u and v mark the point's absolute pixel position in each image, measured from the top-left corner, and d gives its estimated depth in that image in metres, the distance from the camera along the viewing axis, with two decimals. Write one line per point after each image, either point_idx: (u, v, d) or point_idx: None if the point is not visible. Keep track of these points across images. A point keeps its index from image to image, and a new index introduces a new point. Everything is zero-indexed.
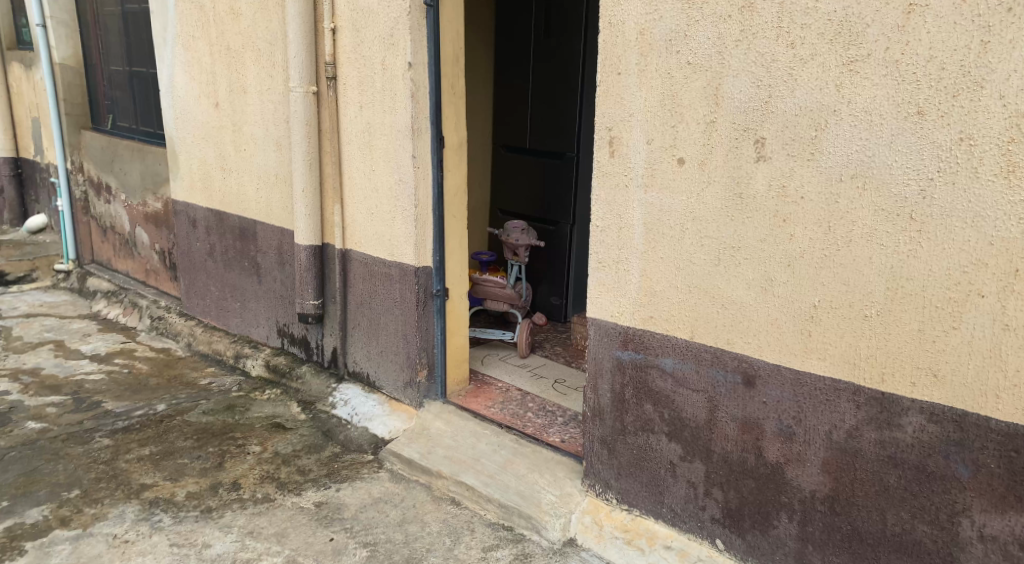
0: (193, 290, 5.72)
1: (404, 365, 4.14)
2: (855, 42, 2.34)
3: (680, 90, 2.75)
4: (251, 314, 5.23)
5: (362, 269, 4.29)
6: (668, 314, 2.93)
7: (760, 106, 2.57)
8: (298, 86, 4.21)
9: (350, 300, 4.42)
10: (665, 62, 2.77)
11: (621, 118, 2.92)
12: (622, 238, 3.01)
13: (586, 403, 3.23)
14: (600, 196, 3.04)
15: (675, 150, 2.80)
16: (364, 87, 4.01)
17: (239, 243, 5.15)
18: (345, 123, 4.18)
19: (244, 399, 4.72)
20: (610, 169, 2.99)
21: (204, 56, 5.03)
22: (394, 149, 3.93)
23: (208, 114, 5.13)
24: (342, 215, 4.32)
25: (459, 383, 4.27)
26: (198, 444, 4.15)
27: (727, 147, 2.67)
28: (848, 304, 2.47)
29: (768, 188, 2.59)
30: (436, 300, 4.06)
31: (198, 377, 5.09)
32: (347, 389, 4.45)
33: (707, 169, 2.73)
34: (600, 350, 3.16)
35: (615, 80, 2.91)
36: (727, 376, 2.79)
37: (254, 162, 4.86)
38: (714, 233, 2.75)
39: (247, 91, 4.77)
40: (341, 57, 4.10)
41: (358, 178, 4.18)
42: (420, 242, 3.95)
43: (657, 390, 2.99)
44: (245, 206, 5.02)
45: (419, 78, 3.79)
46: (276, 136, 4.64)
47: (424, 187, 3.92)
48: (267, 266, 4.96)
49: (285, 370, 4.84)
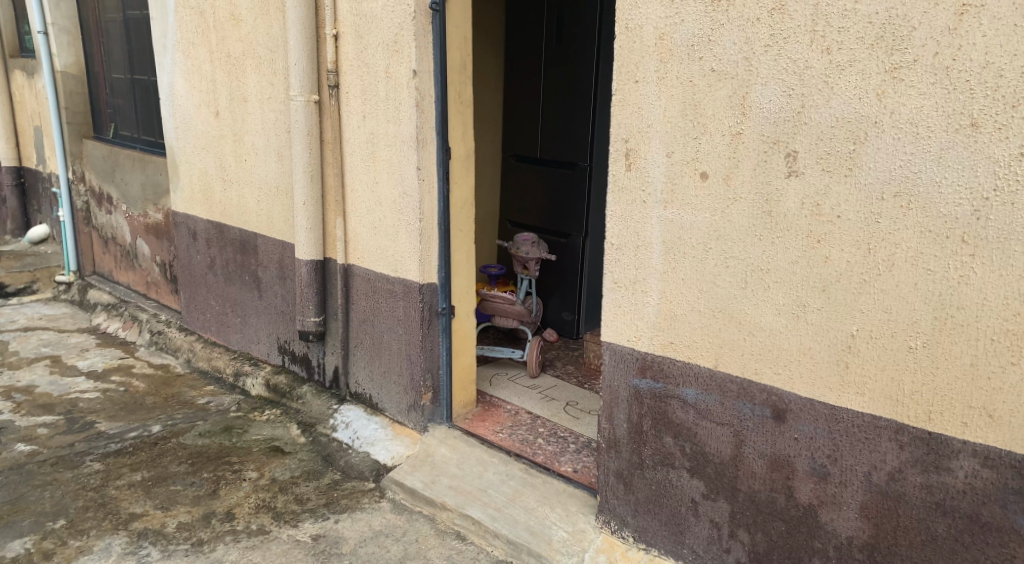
0: (193, 304, 5.54)
1: (408, 387, 3.94)
2: (898, 47, 2.12)
3: (703, 99, 2.54)
4: (251, 330, 5.04)
5: (365, 284, 4.09)
6: (690, 339, 2.72)
7: (792, 117, 2.36)
8: (299, 94, 4.02)
9: (352, 318, 4.23)
10: (687, 69, 2.57)
11: (638, 129, 2.72)
12: (639, 257, 2.80)
13: (601, 434, 3.03)
14: (615, 211, 2.83)
15: (697, 163, 2.59)
16: (368, 96, 3.82)
17: (239, 256, 4.97)
18: (347, 133, 4.00)
19: (243, 420, 4.53)
20: (626, 184, 2.78)
21: (204, 64, 4.87)
22: (398, 160, 3.74)
23: (208, 124, 4.96)
24: (344, 228, 4.13)
25: (466, 405, 4.06)
26: (192, 470, 3.96)
27: (756, 161, 2.46)
28: (890, 334, 2.24)
29: (801, 205, 2.38)
30: (442, 319, 3.85)
31: (196, 395, 4.91)
32: (348, 411, 4.25)
33: (732, 185, 2.52)
34: (615, 377, 2.95)
35: (632, 88, 2.70)
36: (755, 409, 2.58)
37: (254, 172, 4.68)
38: (740, 254, 2.54)
39: (248, 99, 4.60)
40: (343, 64, 3.92)
41: (360, 191, 3.99)
42: (425, 258, 3.75)
43: (678, 421, 2.79)
44: (245, 218, 4.84)
45: (424, 86, 3.60)
46: (277, 146, 4.46)
47: (430, 200, 3.72)
48: (267, 281, 4.78)
49: (285, 389, 4.64)
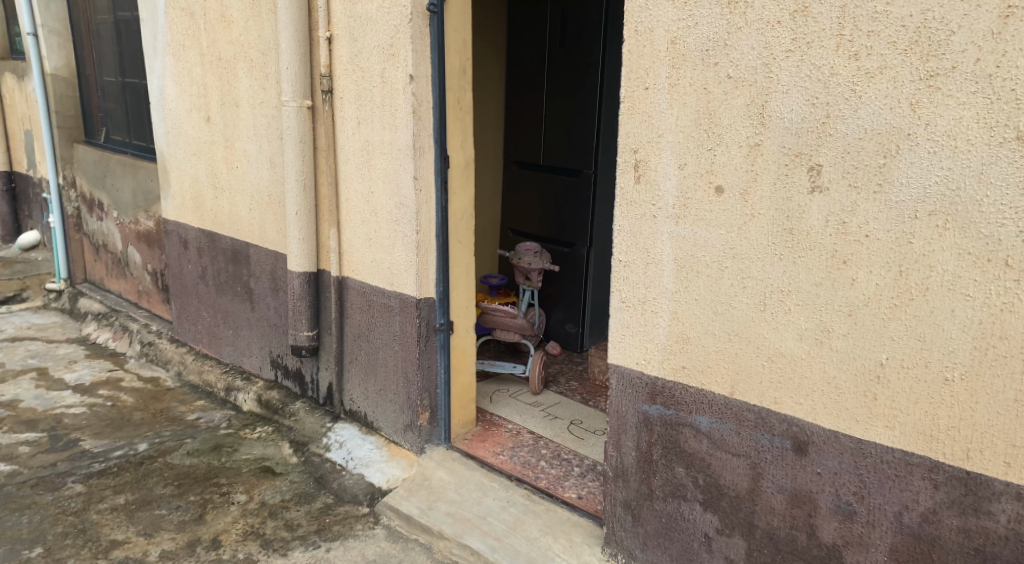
0: (184, 315, 5.37)
1: (404, 406, 3.76)
2: (936, 53, 1.95)
3: (719, 107, 2.38)
4: (243, 343, 4.87)
5: (360, 298, 3.92)
6: (704, 364, 2.55)
7: (816, 128, 2.18)
8: (291, 100, 3.86)
9: (346, 333, 4.05)
10: (701, 75, 2.40)
11: (648, 138, 2.55)
12: (649, 275, 2.64)
13: (608, 462, 2.87)
14: (624, 227, 2.67)
15: (712, 176, 2.43)
16: (362, 102, 3.65)
17: (231, 267, 4.80)
18: (341, 140, 3.82)
19: (233, 438, 4.36)
20: (635, 198, 2.62)
21: (195, 67, 4.70)
22: (394, 169, 3.56)
23: (199, 129, 4.79)
24: (338, 239, 3.95)
25: (465, 424, 3.88)
26: (178, 492, 3.80)
27: (776, 175, 2.28)
28: (923, 363, 2.07)
29: (825, 223, 2.20)
30: (440, 336, 3.68)
31: (185, 411, 4.73)
32: (342, 429, 4.08)
33: (750, 200, 2.35)
34: (624, 402, 2.79)
35: (642, 96, 2.54)
36: (775, 441, 2.41)
37: (246, 180, 4.50)
38: (758, 274, 2.37)
39: (239, 104, 4.42)
40: (337, 69, 3.75)
41: (355, 201, 3.81)
42: (421, 272, 3.57)
43: (690, 451, 2.63)
44: (237, 227, 4.67)
45: (422, 92, 3.43)
46: (269, 153, 4.29)
47: (427, 211, 3.54)
48: (260, 293, 4.61)
49: (278, 405, 4.47)
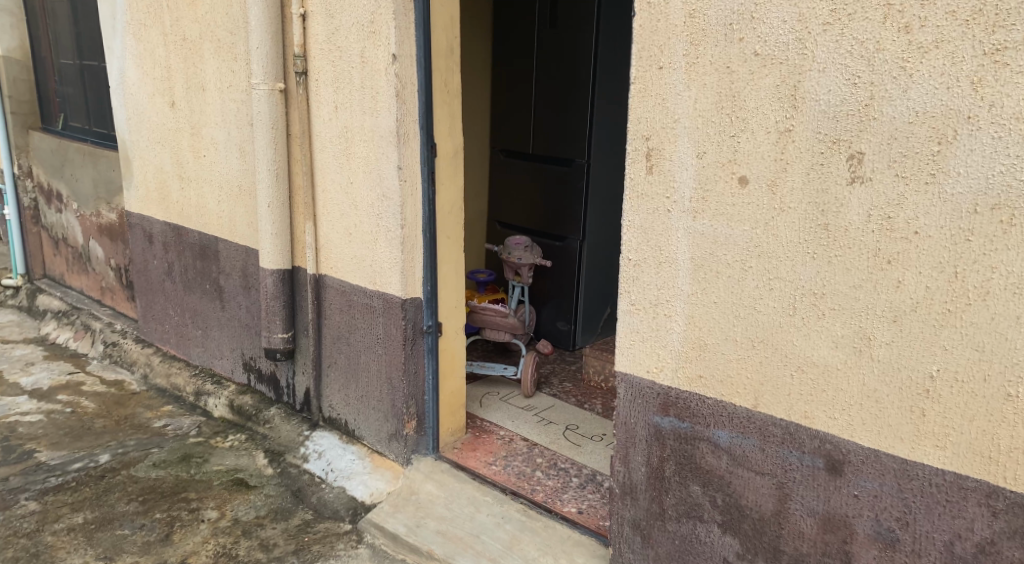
0: (150, 313, 5.03)
1: (388, 415, 3.50)
2: (1002, 23, 1.71)
3: (744, 89, 2.13)
4: (214, 344, 4.56)
5: (339, 297, 3.63)
6: (723, 373, 2.31)
7: (858, 111, 1.94)
8: (262, 82, 3.56)
9: (324, 335, 3.77)
10: (722, 52, 2.16)
11: (662, 124, 2.31)
12: (662, 275, 2.40)
13: (615, 478, 2.63)
14: (634, 222, 2.44)
15: (735, 166, 2.19)
16: (340, 84, 3.36)
17: (199, 263, 4.49)
18: (317, 127, 3.53)
19: (203, 447, 4.06)
20: (648, 190, 2.38)
21: (157, 48, 4.36)
22: (376, 158, 3.28)
23: (162, 114, 4.46)
24: (314, 234, 3.66)
25: (453, 432, 3.63)
26: (143, 509, 3.51)
27: (810, 165, 2.04)
28: (981, 377, 1.85)
29: (867, 219, 1.97)
30: (428, 339, 3.42)
31: (152, 417, 4.42)
32: (321, 438, 3.80)
33: (778, 192, 2.12)
34: (633, 413, 2.55)
35: (656, 76, 2.30)
36: (805, 459, 2.18)
37: (215, 170, 4.19)
38: (787, 275, 2.14)
39: (206, 88, 4.10)
40: (312, 48, 3.45)
41: (333, 192, 3.52)
42: (407, 270, 3.30)
43: (708, 468, 2.39)
44: (205, 220, 4.36)
45: (406, 73, 3.14)
46: (238, 140, 3.97)
47: (413, 204, 3.26)
48: (230, 291, 4.31)
49: (251, 412, 4.18)
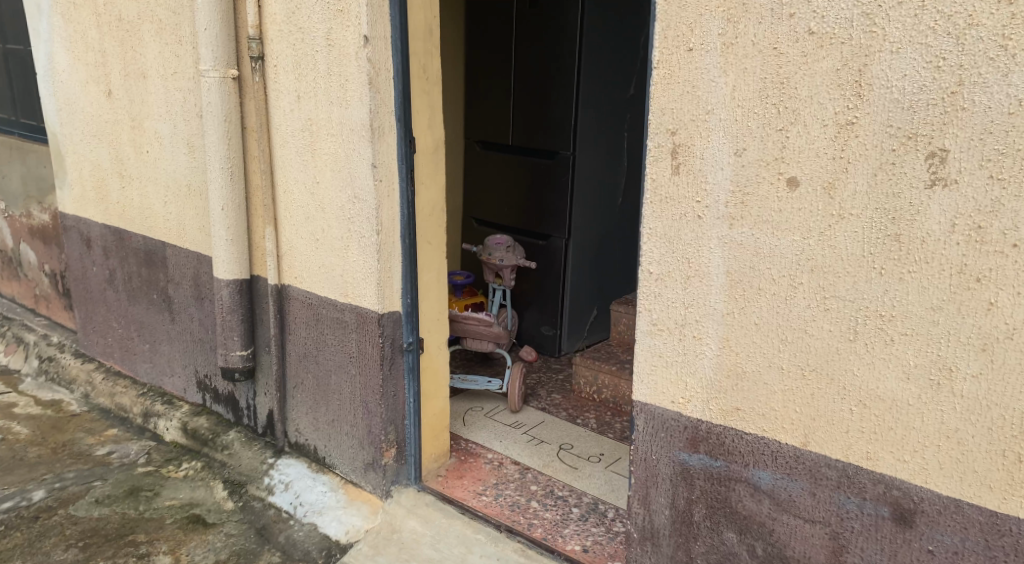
0: (90, 325, 4.54)
1: (364, 442, 3.13)
2: None
3: (795, 73, 1.81)
4: (163, 359, 4.11)
5: (305, 310, 3.24)
6: (766, 406, 2.00)
7: (941, 100, 1.63)
8: (212, 68, 3.14)
9: (289, 352, 3.38)
10: (768, 30, 1.83)
11: (693, 115, 1.98)
12: (691, 292, 2.07)
13: (633, 522, 2.31)
14: (656, 229, 2.11)
15: (782, 165, 1.87)
16: (303, 70, 2.95)
17: (145, 270, 4.03)
18: (277, 119, 3.11)
19: (153, 478, 3.63)
20: (673, 193, 2.06)
21: (89, 30, 3.87)
22: (346, 155, 2.88)
23: (97, 104, 3.97)
24: (276, 240, 3.25)
25: (437, 457, 3.27)
26: (83, 558, 3.08)
27: (879, 166, 1.73)
28: None
29: (950, 228, 1.66)
30: (408, 357, 3.04)
31: (94, 444, 3.96)
32: (287, 467, 3.41)
33: (837, 197, 1.80)
34: (654, 448, 2.22)
35: (686, 61, 1.97)
36: (865, 507, 1.87)
37: (160, 167, 3.73)
38: (847, 294, 1.82)
39: (147, 75, 3.63)
40: (269, 29, 3.03)
41: (296, 193, 3.12)
42: (384, 282, 2.92)
43: (745, 513, 2.08)
44: (150, 223, 3.90)
45: (380, 58, 2.74)
46: (185, 134, 3.52)
47: (390, 206, 2.88)
48: (180, 302, 3.87)
49: (207, 436, 3.76)
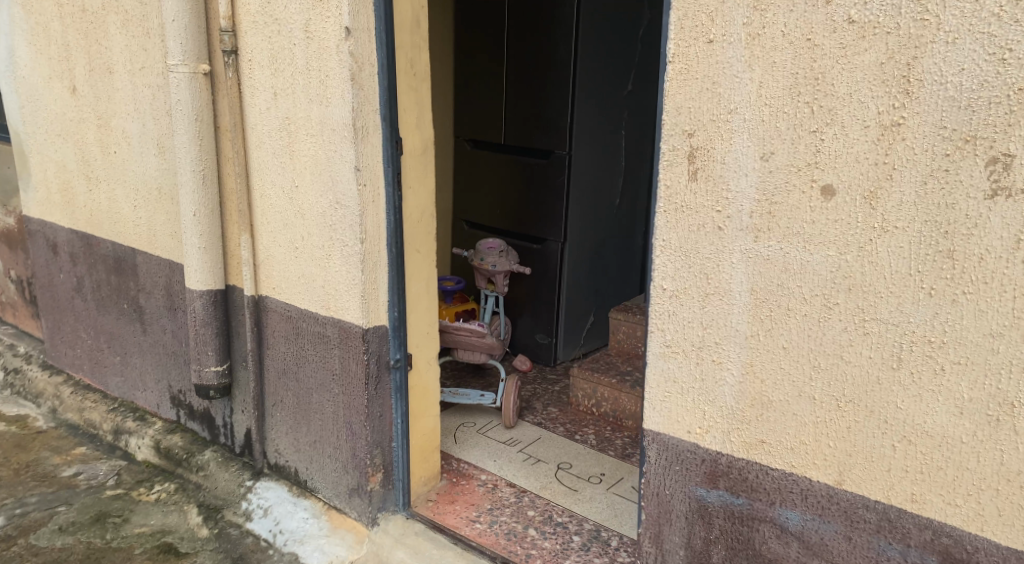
0: (58, 335, 4.28)
1: (348, 465, 2.90)
2: None
3: (831, 67, 1.60)
4: (134, 373, 3.87)
5: (284, 323, 3.01)
6: (795, 439, 1.79)
7: (1005, 98, 1.43)
8: (181, 63, 2.90)
9: (267, 368, 3.15)
10: (801, 18, 1.62)
11: (713, 114, 1.77)
12: (710, 311, 1.87)
13: (644, 561, 2.10)
14: (671, 241, 1.90)
15: (816, 171, 1.66)
16: (279, 65, 2.71)
17: (114, 279, 3.78)
18: (252, 118, 2.87)
19: (122, 502, 3.40)
20: (690, 201, 1.85)
21: (51, 22, 3.61)
22: (326, 157, 2.65)
23: (62, 101, 3.72)
24: (252, 248, 3.02)
25: (427, 480, 3.05)
26: None
27: (930, 173, 1.52)
28: None
29: (1014, 244, 1.46)
30: (396, 375, 2.82)
31: (60, 464, 3.71)
32: (266, 491, 3.18)
33: (880, 208, 1.59)
34: (668, 482, 2.01)
35: (706, 54, 1.76)
36: (909, 554, 1.68)
37: (128, 169, 3.49)
38: (891, 318, 1.61)
39: (113, 69, 3.38)
40: (243, 20, 2.79)
41: (273, 198, 2.89)
42: (369, 294, 2.69)
43: (772, 556, 1.88)
44: (119, 228, 3.65)
45: (363, 51, 2.51)
46: (155, 133, 3.28)
47: (375, 212, 2.65)
48: (152, 312, 3.63)
49: (181, 456, 3.53)
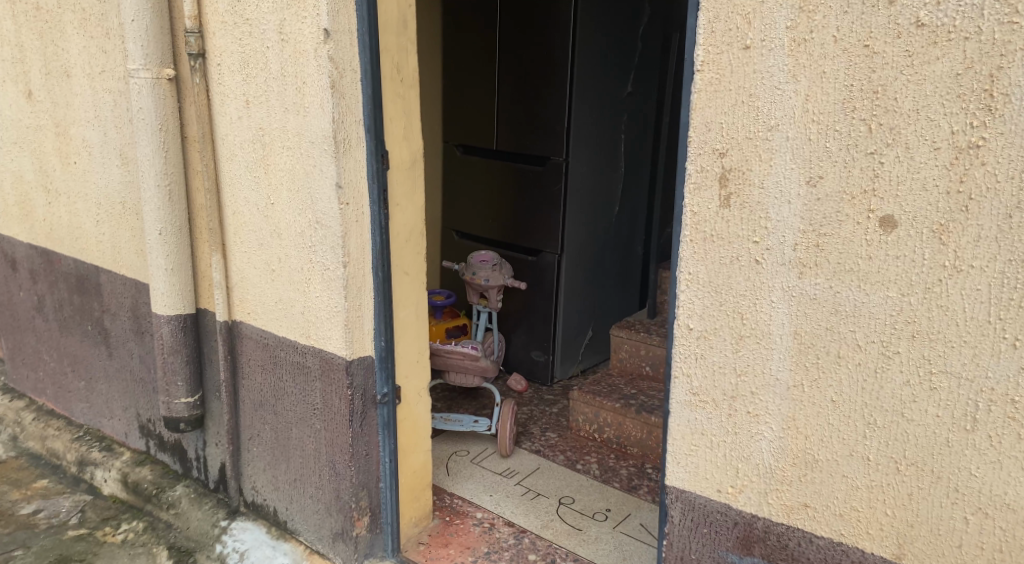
0: (18, 357, 4.00)
1: (331, 508, 2.65)
2: None
3: (894, 78, 1.36)
4: (100, 400, 3.59)
5: (259, 352, 2.75)
6: (845, 506, 1.56)
7: None
8: (142, 67, 2.63)
9: (242, 399, 2.88)
10: (858, 21, 1.38)
11: (749, 131, 1.53)
12: (744, 357, 1.63)
13: None
14: (699, 275, 1.66)
15: (875, 199, 1.42)
16: (251, 69, 2.45)
17: (77, 298, 3.50)
18: (222, 127, 2.61)
19: (85, 545, 3.15)
20: (722, 231, 1.61)
21: (4, 21, 3.32)
22: (304, 172, 2.40)
23: (17, 107, 3.43)
24: (224, 269, 2.76)
25: (417, 520, 2.80)
26: None
27: (1016, 205, 1.29)
28: None
29: None
30: (383, 410, 2.56)
31: (19, 501, 3.45)
32: (242, 532, 2.92)
33: (951, 244, 1.36)
34: (695, 546, 1.78)
35: (741, 62, 1.51)
36: None
37: (89, 181, 3.21)
38: (965, 372, 1.38)
39: (71, 73, 3.10)
40: (211, 20, 2.52)
41: (247, 215, 2.63)
42: (353, 323, 2.44)
43: None
44: (81, 245, 3.37)
45: (344, 56, 2.26)
46: (117, 143, 3.01)
47: (358, 232, 2.40)
48: (118, 335, 3.35)
49: (150, 491, 3.26)
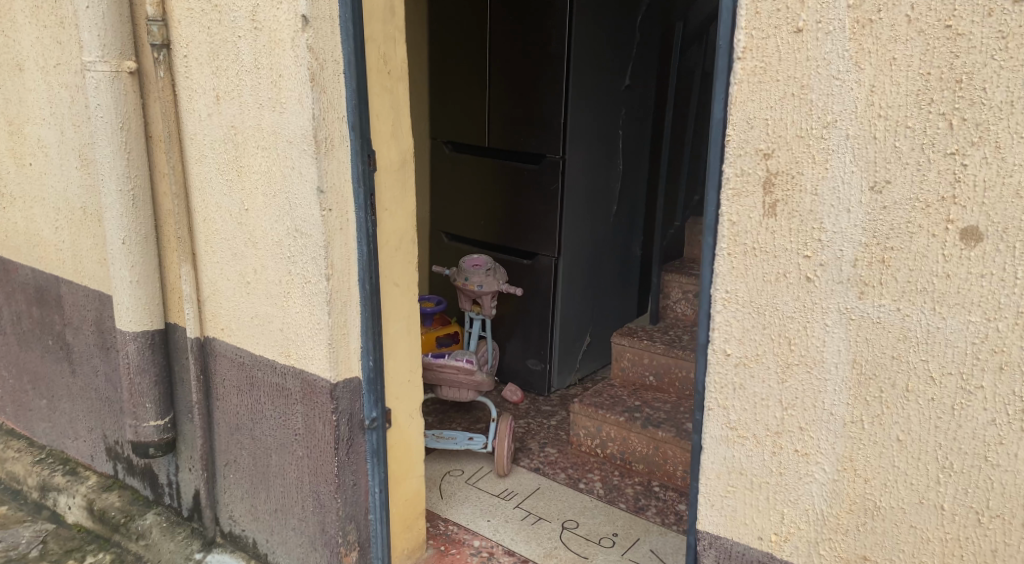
0: None
1: (316, 542, 2.42)
2: None
3: (983, 64, 1.15)
4: (63, 420, 3.32)
5: (235, 371, 2.50)
6: (914, 560, 1.36)
7: None
8: (99, 60, 2.37)
9: (217, 422, 2.63)
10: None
11: (801, 128, 1.31)
12: (792, 389, 1.42)
13: None
14: (738, 294, 1.44)
15: (956, 208, 1.21)
16: (221, 60, 2.20)
17: (36, 311, 3.23)
18: (190, 126, 2.36)
19: None
20: (767, 244, 1.39)
21: None
22: (281, 175, 2.15)
23: None
24: (194, 280, 2.51)
25: (410, 551, 2.57)
26: None
27: None
28: None
29: None
30: (372, 435, 2.33)
31: None
32: None
33: None
34: None
35: (793, 46, 1.29)
36: None
37: (46, 184, 2.94)
38: None
39: (23, 66, 2.83)
40: (175, 6, 2.27)
41: (219, 222, 2.38)
42: (338, 341, 2.20)
43: None
44: (39, 253, 3.10)
45: (325, 45, 2.01)
46: (75, 143, 2.74)
47: (343, 241, 2.16)
48: (81, 351, 3.09)
49: (118, 520, 3.01)
